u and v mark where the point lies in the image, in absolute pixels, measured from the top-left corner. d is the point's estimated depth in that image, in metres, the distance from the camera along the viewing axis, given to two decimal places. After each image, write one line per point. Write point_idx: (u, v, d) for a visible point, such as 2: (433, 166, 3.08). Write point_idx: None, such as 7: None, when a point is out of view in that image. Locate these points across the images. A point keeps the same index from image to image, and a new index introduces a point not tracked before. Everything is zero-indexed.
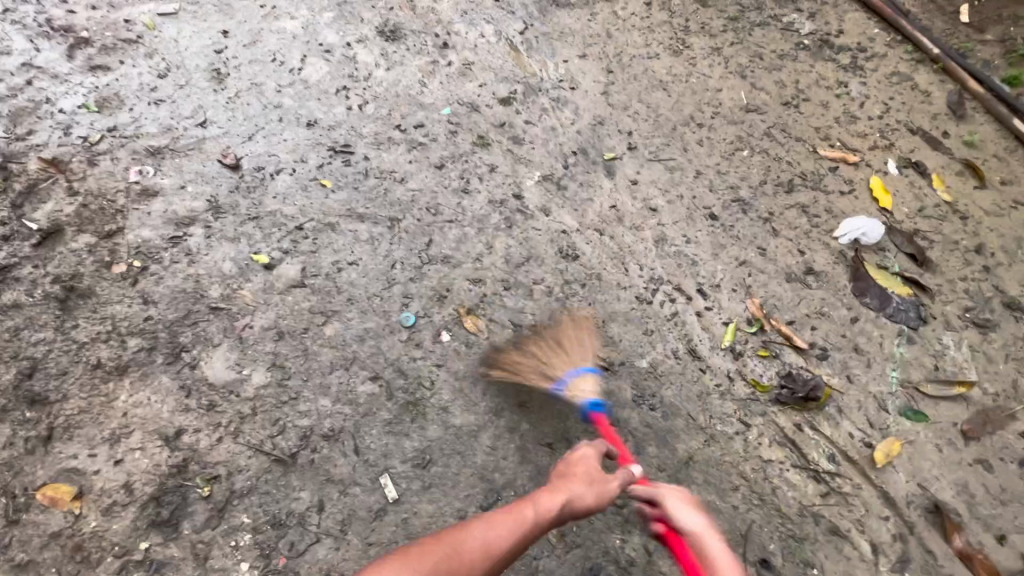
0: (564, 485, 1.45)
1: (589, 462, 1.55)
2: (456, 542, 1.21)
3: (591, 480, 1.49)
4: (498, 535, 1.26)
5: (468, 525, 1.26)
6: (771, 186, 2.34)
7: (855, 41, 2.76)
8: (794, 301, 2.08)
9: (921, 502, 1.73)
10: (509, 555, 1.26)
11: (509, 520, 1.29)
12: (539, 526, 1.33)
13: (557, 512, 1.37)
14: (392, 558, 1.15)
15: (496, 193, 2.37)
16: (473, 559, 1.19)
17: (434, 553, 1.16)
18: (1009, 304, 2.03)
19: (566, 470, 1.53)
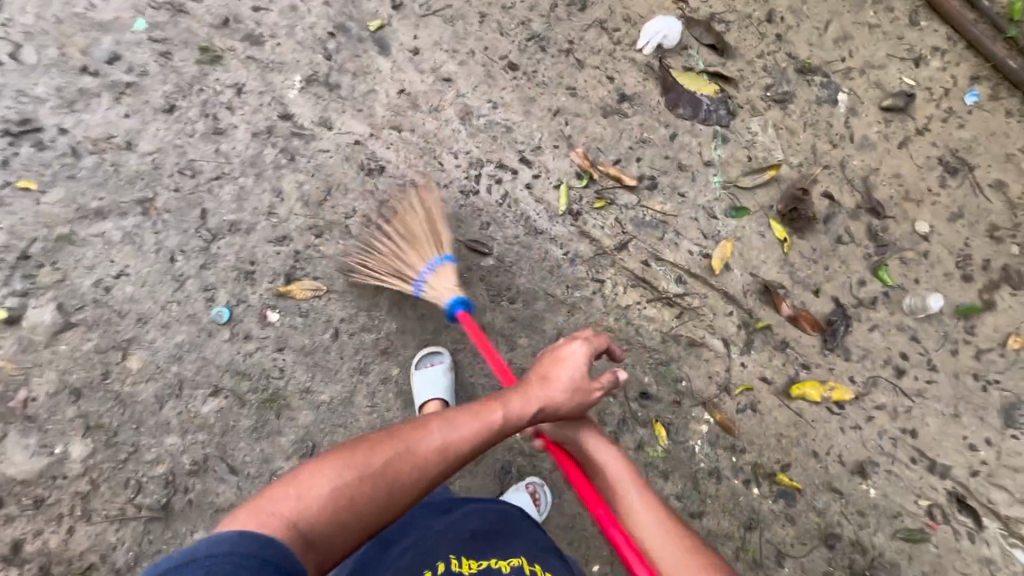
0: (542, 387, 1.29)
1: (580, 355, 1.35)
2: (406, 445, 1.13)
3: (574, 383, 1.32)
4: (454, 441, 1.17)
5: (426, 424, 1.17)
6: (563, 8, 2.05)
7: None
8: (617, 136, 1.98)
9: (754, 288, 1.94)
10: (462, 460, 1.19)
11: (475, 423, 1.20)
12: (504, 430, 1.24)
13: (528, 416, 1.27)
14: (345, 449, 1.10)
15: (256, 121, 1.88)
16: (422, 461, 1.13)
17: (380, 454, 1.10)
18: (802, 69, 2.06)
19: (553, 362, 1.34)
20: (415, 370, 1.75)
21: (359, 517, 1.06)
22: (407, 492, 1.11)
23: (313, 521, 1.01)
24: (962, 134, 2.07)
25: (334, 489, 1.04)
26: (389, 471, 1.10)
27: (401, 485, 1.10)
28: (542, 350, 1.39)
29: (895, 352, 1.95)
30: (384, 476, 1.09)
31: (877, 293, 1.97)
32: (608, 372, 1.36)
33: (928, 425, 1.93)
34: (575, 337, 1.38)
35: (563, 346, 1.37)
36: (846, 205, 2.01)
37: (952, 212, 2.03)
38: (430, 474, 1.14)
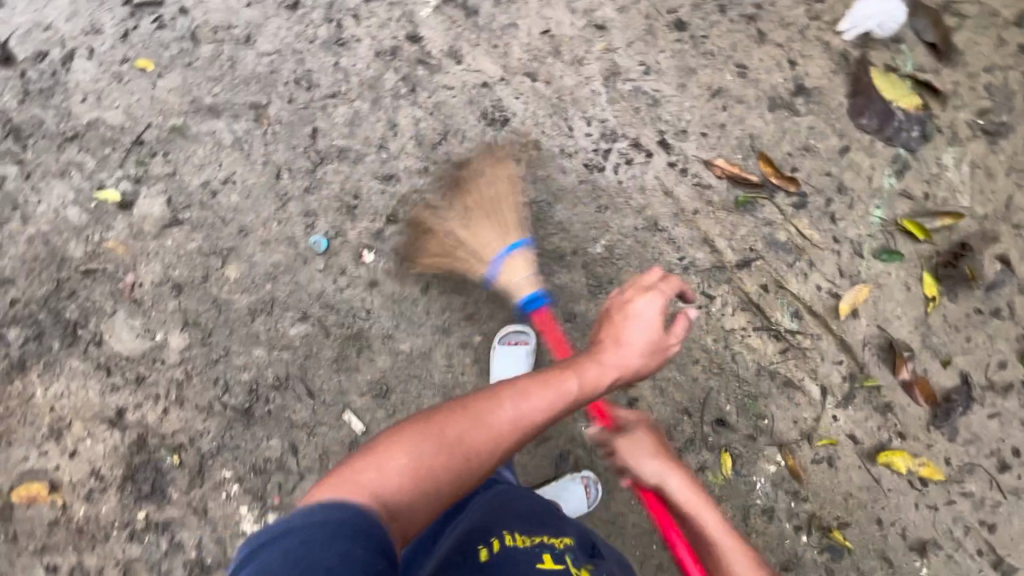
0: (614, 350, 1.23)
1: (650, 317, 1.26)
2: (479, 412, 1.08)
3: (650, 344, 1.25)
4: (531, 407, 1.11)
5: (495, 393, 1.11)
6: None
7: None
8: (776, 136, 1.70)
9: (877, 342, 1.74)
10: (542, 426, 1.14)
11: (550, 389, 1.14)
12: (582, 398, 1.18)
13: (604, 385, 1.21)
14: (414, 421, 1.05)
15: (383, 38, 1.72)
16: (498, 431, 1.08)
17: (452, 424, 1.05)
18: None
19: (621, 324, 1.26)
20: (495, 345, 1.71)
21: (442, 489, 1.01)
22: (488, 458, 1.06)
23: (394, 497, 0.95)
24: None
25: (412, 461, 0.99)
26: (464, 441, 1.04)
27: (480, 452, 1.05)
28: (607, 308, 1.31)
29: (1007, 444, 1.76)
30: (463, 446, 1.04)
31: (1014, 379, 1.74)
32: (684, 315, 1.28)
33: (1012, 523, 1.78)
34: (641, 293, 1.27)
35: (629, 306, 1.27)
36: (1020, 273, 1.71)
37: None
38: (509, 442, 1.09)
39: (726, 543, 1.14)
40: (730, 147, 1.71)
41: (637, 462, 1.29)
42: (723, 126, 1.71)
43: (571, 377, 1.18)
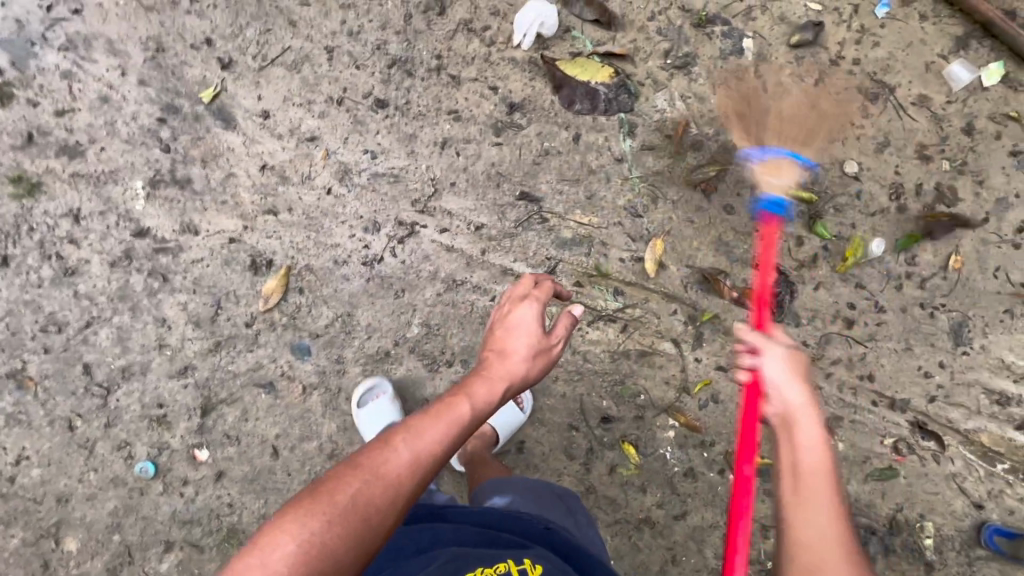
0: (502, 361, 1.20)
1: (532, 321, 1.27)
2: (373, 466, 0.94)
3: (532, 345, 1.24)
4: (427, 444, 0.99)
5: (388, 438, 1.00)
6: (420, 18, 1.77)
7: None
8: (515, 155, 1.78)
9: (694, 279, 1.85)
10: (443, 461, 1.01)
11: (444, 420, 1.04)
12: (478, 417, 1.08)
13: (496, 397, 1.14)
14: (299, 499, 0.92)
15: (110, 246, 1.64)
16: (394, 482, 0.94)
17: (343, 489, 0.92)
18: (697, 24, 1.86)
19: (506, 335, 1.25)
20: (357, 411, 1.65)
21: (342, 565, 0.88)
22: (388, 515, 0.93)
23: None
24: (877, 53, 1.92)
25: (303, 539, 0.86)
26: (359, 507, 0.91)
27: (380, 511, 0.92)
28: (496, 320, 1.29)
29: (843, 304, 1.91)
30: (357, 509, 0.91)
31: (816, 249, 1.89)
32: (566, 312, 1.34)
33: (883, 365, 1.92)
34: (522, 302, 1.30)
35: (511, 318, 1.28)
36: (770, 164, 1.88)
37: (878, 142, 1.93)
38: (409, 491, 0.96)
39: (815, 475, 0.96)
40: (482, 183, 1.77)
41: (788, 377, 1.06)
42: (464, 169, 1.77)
43: (460, 401, 1.08)
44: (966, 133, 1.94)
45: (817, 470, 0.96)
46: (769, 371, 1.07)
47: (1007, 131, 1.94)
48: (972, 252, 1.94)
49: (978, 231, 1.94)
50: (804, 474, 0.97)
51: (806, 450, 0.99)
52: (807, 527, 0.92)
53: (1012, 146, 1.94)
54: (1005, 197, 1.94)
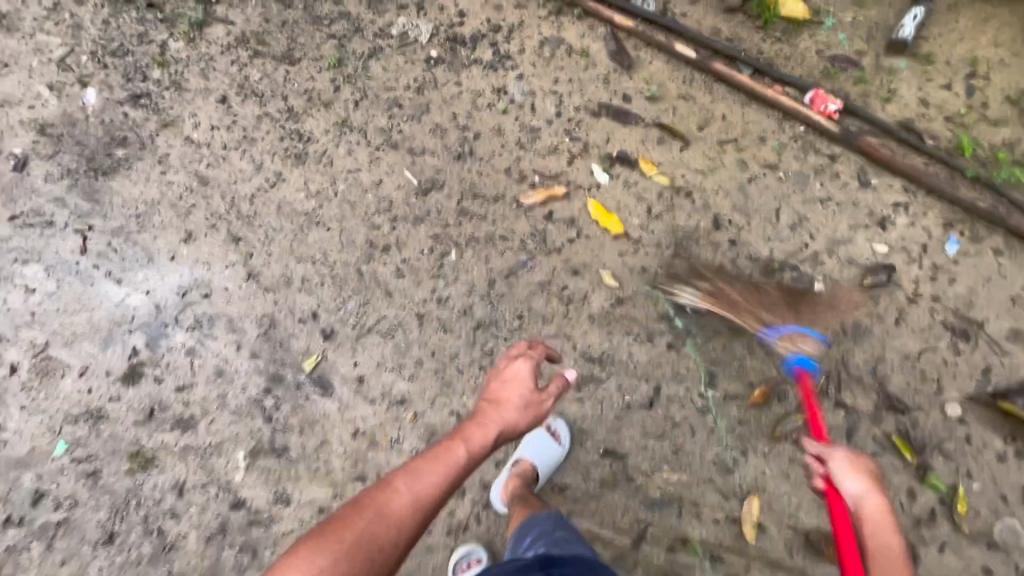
0: (496, 411, 1.22)
1: (525, 372, 1.28)
2: (374, 507, 1.00)
3: (523, 398, 1.24)
4: (426, 487, 1.05)
5: (390, 481, 1.04)
6: (502, 282, 1.90)
7: (483, 18, 2.19)
8: (598, 411, 1.81)
9: (797, 541, 1.71)
10: (441, 502, 1.07)
11: (441, 463, 1.09)
12: (473, 461, 1.13)
13: (492, 443, 1.17)
14: (307, 538, 0.96)
15: (207, 520, 1.68)
16: (395, 522, 1.00)
17: (350, 530, 0.97)
18: (768, 271, 1.93)
19: (504, 383, 1.27)
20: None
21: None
22: (391, 555, 0.99)
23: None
24: (957, 289, 1.92)
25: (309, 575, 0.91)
26: (363, 545, 0.96)
27: (380, 552, 0.98)
28: (493, 370, 1.31)
29: (975, 567, 1.70)
30: (360, 549, 0.96)
31: (932, 503, 1.74)
32: (560, 377, 1.33)
33: None
34: (515, 357, 1.31)
35: (512, 368, 1.28)
36: (863, 408, 1.81)
37: (977, 380, 1.84)
38: (411, 530, 1.02)
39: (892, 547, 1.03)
40: (568, 444, 1.77)
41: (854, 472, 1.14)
42: (546, 427, 1.75)
43: (456, 445, 1.13)
44: None
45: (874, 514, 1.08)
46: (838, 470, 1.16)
47: None
48: None
49: None
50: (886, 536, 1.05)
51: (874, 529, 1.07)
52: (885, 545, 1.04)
53: None
54: None
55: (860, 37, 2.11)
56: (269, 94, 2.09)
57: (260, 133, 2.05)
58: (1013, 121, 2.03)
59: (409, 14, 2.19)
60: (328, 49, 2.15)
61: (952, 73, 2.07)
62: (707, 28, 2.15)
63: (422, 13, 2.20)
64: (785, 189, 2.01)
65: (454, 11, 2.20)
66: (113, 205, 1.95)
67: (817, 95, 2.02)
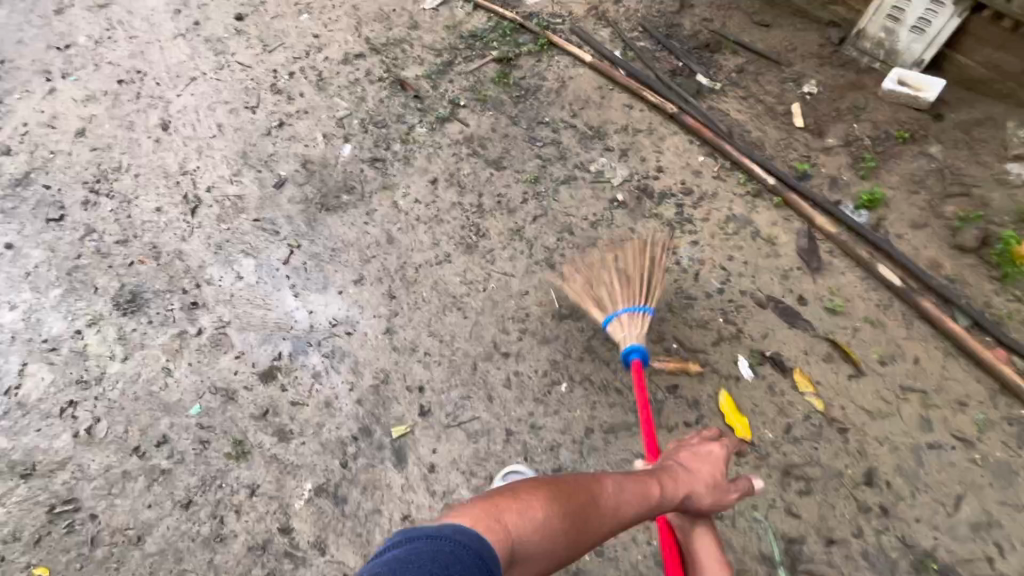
0: (692, 479, 1.46)
1: (719, 460, 1.53)
2: (596, 492, 1.29)
3: (713, 481, 1.48)
4: (626, 506, 1.33)
5: (602, 478, 1.33)
6: (600, 435, 1.84)
7: (679, 179, 2.28)
8: None
9: None
10: (627, 523, 1.34)
11: (642, 489, 1.37)
12: (661, 503, 1.40)
13: (677, 500, 1.43)
14: (540, 484, 1.24)
15: (257, 531, 1.82)
16: (602, 516, 1.27)
17: (577, 499, 1.24)
18: (921, 566, 1.54)
19: (698, 459, 1.52)
20: None
21: (561, 549, 1.19)
22: (590, 539, 1.26)
23: (526, 545, 1.12)
24: None
25: (553, 519, 1.18)
26: (580, 521, 1.23)
27: (582, 535, 1.23)
28: (687, 445, 1.56)
29: None
30: (582, 520, 1.23)
31: None
32: (750, 480, 1.55)
33: None
34: (714, 442, 1.56)
35: (710, 450, 1.54)
36: None
37: None
38: (605, 529, 1.29)
39: None
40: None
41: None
42: None
43: (654, 486, 1.40)
44: None
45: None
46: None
47: None
48: None
49: None
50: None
51: None
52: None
53: None
54: None
55: None
56: (469, 188, 2.42)
57: (448, 217, 2.35)
58: None
59: (612, 157, 2.39)
60: (532, 165, 2.43)
61: None
62: (925, 258, 1.95)
63: (624, 159, 2.38)
64: (974, 476, 1.63)
65: (653, 166, 2.34)
66: (322, 235, 2.39)
67: None
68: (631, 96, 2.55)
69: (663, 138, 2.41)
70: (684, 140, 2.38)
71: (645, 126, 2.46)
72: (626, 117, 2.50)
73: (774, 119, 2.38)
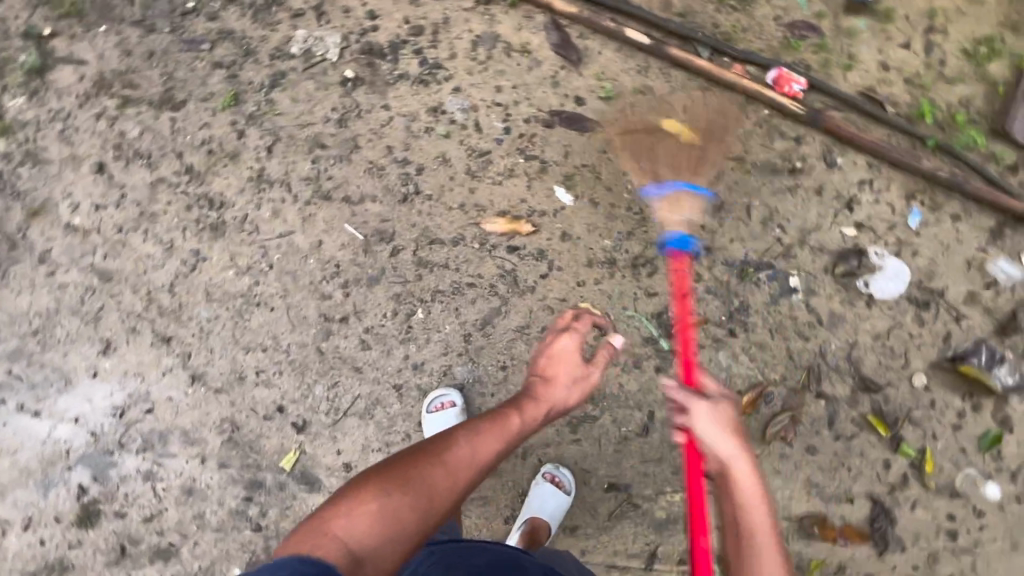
0: (550, 385, 1.33)
1: (572, 349, 1.39)
2: (445, 453, 1.12)
3: (573, 377, 1.35)
4: (482, 450, 1.16)
5: (452, 436, 1.17)
6: (479, 334, 1.77)
7: (400, 20, 1.85)
8: (597, 448, 1.80)
9: (792, 529, 1.85)
10: (492, 467, 1.18)
11: (500, 428, 1.21)
12: (525, 428, 1.25)
13: (541, 415, 1.29)
14: (373, 472, 1.09)
15: None
16: (454, 473, 1.11)
17: (419, 468, 1.08)
18: (744, 273, 1.90)
19: (553, 361, 1.37)
20: None
21: (411, 533, 1.02)
22: (449, 505, 1.08)
23: (363, 542, 0.97)
24: (920, 261, 1.96)
25: (390, 501, 1.02)
26: (429, 488, 1.07)
27: (436, 502, 1.06)
28: (540, 349, 1.41)
29: (943, 516, 1.90)
30: (429, 489, 1.07)
31: (905, 468, 1.90)
32: (609, 344, 1.44)
33: (996, 570, 1.89)
34: (563, 333, 1.41)
35: (559, 343, 1.39)
36: (842, 395, 1.90)
37: (939, 348, 1.94)
38: (465, 485, 1.12)
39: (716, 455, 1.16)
40: (573, 489, 1.76)
41: (718, 434, 1.17)
42: (547, 477, 1.75)
43: (512, 414, 1.25)
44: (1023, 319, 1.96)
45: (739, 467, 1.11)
46: (701, 428, 1.19)
47: None
48: None
49: None
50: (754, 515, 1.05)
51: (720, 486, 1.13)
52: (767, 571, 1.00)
53: None
54: None
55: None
56: (158, 153, 1.74)
57: (160, 205, 1.72)
58: (967, 77, 2.00)
59: (310, 24, 1.82)
60: (219, 82, 1.77)
61: (908, 30, 2.01)
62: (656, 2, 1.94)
63: (325, 21, 1.83)
64: (753, 183, 1.92)
65: (363, 15, 1.84)
66: (3, 326, 1.68)
67: (780, 74, 1.91)
68: None
69: None
70: None
71: None
72: None
73: None
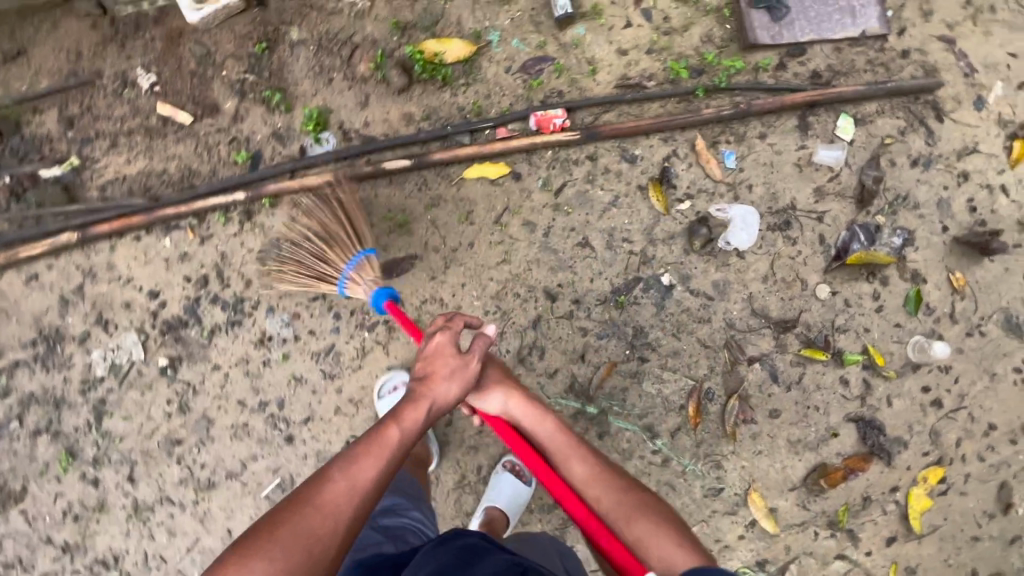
0: (427, 387, 1.28)
1: (447, 343, 1.35)
2: (318, 494, 1.08)
3: (450, 371, 1.30)
4: (359, 477, 1.12)
5: (327, 473, 1.13)
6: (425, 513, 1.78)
7: (179, 280, 1.78)
8: (591, 541, 1.76)
9: (803, 492, 1.83)
10: (379, 492, 1.15)
11: (378, 446, 1.17)
12: (406, 439, 1.21)
13: (421, 420, 1.25)
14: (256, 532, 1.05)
15: None
16: (331, 512, 1.07)
17: (296, 516, 1.05)
18: (620, 301, 1.88)
19: (430, 360, 1.32)
20: None
21: None
22: (332, 546, 1.05)
23: None
24: (758, 191, 1.98)
25: (253, 575, 0.99)
26: (306, 534, 1.04)
27: (320, 543, 1.04)
28: (418, 351, 1.36)
29: (919, 392, 1.91)
30: (305, 538, 1.04)
31: (862, 374, 1.90)
32: (481, 337, 1.36)
33: (988, 407, 1.91)
34: (433, 333, 1.37)
35: (434, 342, 1.35)
36: (770, 348, 1.89)
37: (823, 252, 1.97)
38: (350, 516, 1.09)
39: (573, 450, 1.27)
40: (535, 479, 1.76)
41: (484, 392, 1.35)
42: (506, 467, 1.74)
43: (389, 429, 1.21)
44: (871, 183, 2.01)
45: (567, 436, 1.29)
46: (489, 399, 1.35)
47: (894, 155, 2.04)
48: (960, 263, 1.99)
49: (947, 241, 2.00)
50: (609, 489, 1.20)
51: (562, 443, 1.29)
52: (614, 505, 1.17)
53: (907, 162, 2.04)
54: (937, 199, 2.03)
55: (536, 29, 1.97)
56: (28, 551, 1.66)
57: None
58: (696, 17, 2.04)
59: (98, 337, 1.74)
60: (46, 447, 1.69)
61: (625, 9, 2.02)
62: (397, 120, 1.89)
63: (112, 325, 1.75)
64: (578, 219, 1.91)
65: (143, 298, 1.77)
66: None
67: (539, 118, 1.90)
68: (15, 268, 1.76)
69: (107, 264, 1.77)
70: (127, 244, 1.78)
71: (76, 275, 1.76)
72: (45, 291, 1.75)
73: (162, 138, 1.84)
